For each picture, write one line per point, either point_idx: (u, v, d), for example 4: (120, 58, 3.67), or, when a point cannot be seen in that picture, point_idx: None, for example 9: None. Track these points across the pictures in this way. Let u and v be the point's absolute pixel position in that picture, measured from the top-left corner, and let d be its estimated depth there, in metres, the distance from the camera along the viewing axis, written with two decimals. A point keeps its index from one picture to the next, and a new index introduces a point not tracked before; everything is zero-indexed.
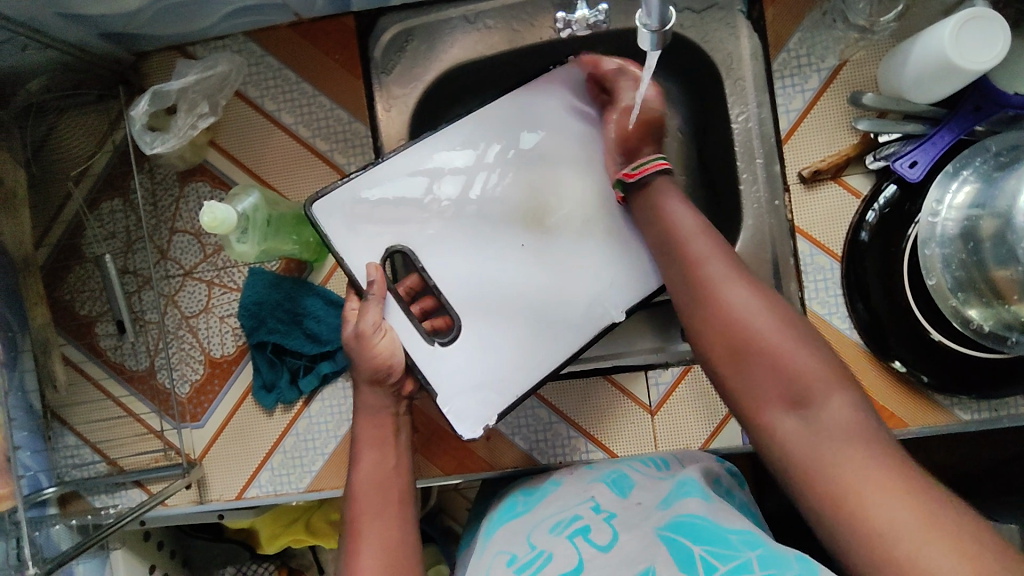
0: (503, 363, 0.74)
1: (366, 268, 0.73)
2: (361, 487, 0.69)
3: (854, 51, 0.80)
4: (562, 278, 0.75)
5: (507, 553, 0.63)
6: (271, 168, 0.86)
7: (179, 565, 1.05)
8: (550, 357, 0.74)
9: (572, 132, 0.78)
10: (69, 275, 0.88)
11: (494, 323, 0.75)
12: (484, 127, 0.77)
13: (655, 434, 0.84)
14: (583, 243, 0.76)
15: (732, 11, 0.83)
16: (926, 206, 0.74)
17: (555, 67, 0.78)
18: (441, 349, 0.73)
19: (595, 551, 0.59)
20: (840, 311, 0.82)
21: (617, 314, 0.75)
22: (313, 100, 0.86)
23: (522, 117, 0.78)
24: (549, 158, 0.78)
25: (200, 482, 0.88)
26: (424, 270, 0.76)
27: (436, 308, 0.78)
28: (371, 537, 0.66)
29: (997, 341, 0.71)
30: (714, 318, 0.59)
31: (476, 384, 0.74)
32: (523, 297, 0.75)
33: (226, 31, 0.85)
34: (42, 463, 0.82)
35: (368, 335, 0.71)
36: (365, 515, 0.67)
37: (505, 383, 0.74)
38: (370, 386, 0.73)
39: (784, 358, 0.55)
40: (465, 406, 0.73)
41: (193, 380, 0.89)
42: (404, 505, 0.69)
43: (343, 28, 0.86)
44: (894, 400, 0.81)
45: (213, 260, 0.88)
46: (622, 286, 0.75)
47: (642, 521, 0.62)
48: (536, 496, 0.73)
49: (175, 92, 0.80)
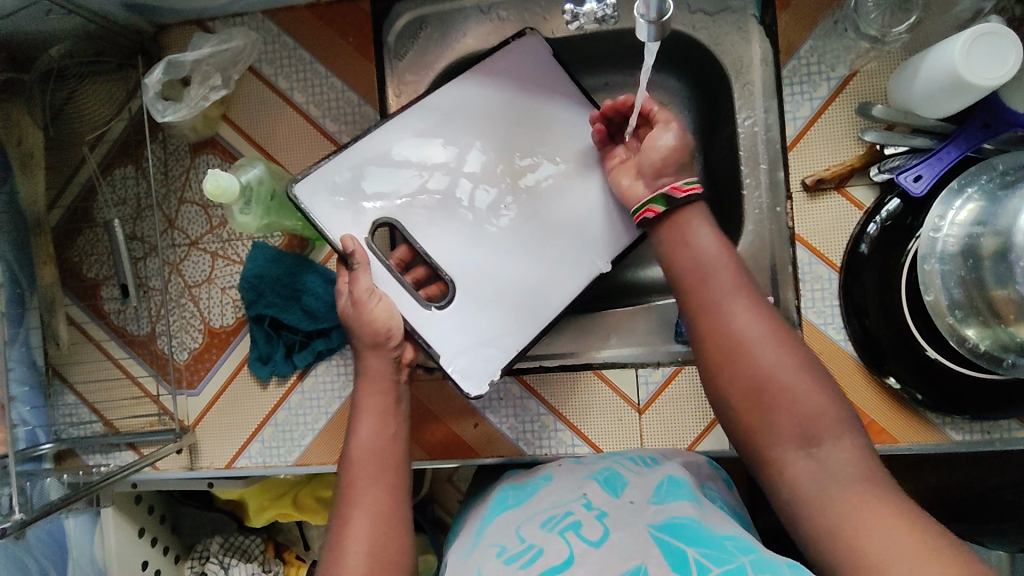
0: (494, 324, 0.76)
1: (342, 238, 0.75)
2: (358, 463, 0.69)
3: (865, 61, 0.80)
4: (553, 229, 0.78)
5: (498, 545, 0.63)
6: (278, 142, 0.88)
7: (168, 531, 1.07)
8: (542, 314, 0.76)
9: (549, 97, 0.80)
10: (80, 237, 0.90)
11: (483, 286, 0.77)
12: (462, 97, 0.79)
13: (642, 433, 0.84)
14: (569, 209, 0.78)
15: (745, 15, 0.84)
16: (928, 221, 0.73)
17: (516, 38, 0.79)
18: (438, 312, 0.76)
19: (586, 546, 0.59)
20: (835, 322, 0.82)
21: (604, 265, 0.77)
22: (325, 80, 0.87)
23: (495, 89, 0.79)
24: (523, 124, 0.80)
25: (191, 448, 0.90)
26: (410, 238, 0.77)
27: (428, 277, 0.80)
28: (366, 504, 0.66)
29: (992, 362, 0.70)
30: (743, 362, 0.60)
31: (474, 341, 0.76)
32: (509, 264, 0.77)
33: (244, 8, 0.86)
34: (41, 419, 0.86)
35: (363, 301, 0.74)
36: (361, 483, 0.68)
37: (503, 338, 0.76)
38: (371, 348, 0.75)
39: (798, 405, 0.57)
40: (470, 364, 0.75)
41: (192, 348, 0.90)
42: (395, 483, 0.69)
43: (359, 12, 0.87)
44: (887, 416, 0.81)
45: (219, 232, 0.89)
46: (608, 237, 0.77)
47: (635, 522, 0.61)
48: (526, 491, 0.74)
49: (190, 63, 0.82)
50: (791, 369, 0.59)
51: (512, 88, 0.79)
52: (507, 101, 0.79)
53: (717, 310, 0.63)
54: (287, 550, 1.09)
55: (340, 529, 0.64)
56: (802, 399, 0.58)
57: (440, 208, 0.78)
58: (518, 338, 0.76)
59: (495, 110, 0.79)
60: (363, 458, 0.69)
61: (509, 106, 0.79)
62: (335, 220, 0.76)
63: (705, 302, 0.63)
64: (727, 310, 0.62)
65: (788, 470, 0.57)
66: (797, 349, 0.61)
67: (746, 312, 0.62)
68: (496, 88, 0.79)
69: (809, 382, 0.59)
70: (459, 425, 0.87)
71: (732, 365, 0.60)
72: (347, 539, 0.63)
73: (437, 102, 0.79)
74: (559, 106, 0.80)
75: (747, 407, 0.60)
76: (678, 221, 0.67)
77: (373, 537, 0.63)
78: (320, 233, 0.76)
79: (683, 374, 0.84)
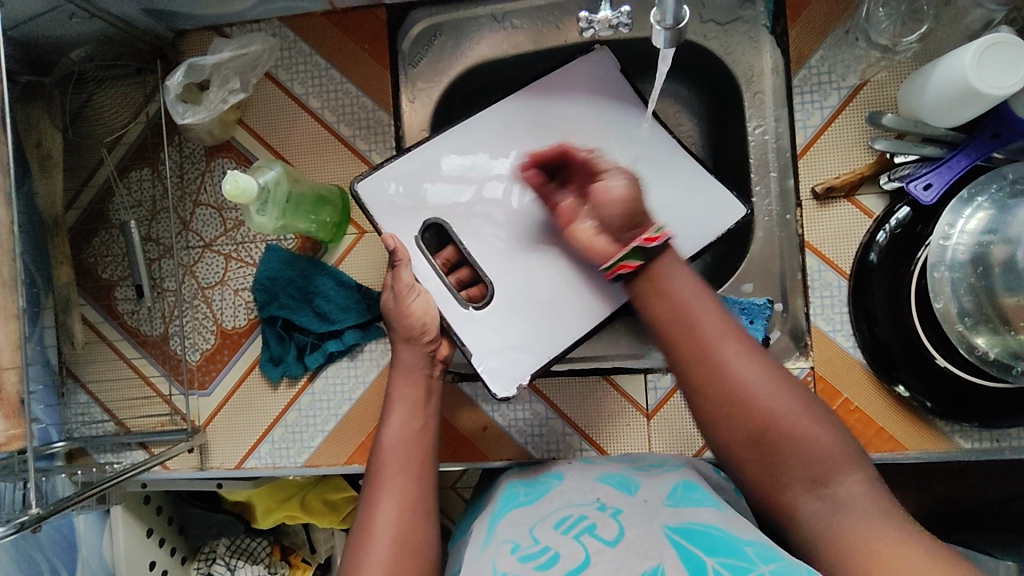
0: (531, 330, 0.76)
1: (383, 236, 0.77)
2: (390, 449, 0.70)
3: (875, 71, 0.80)
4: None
5: (511, 541, 0.64)
6: (294, 147, 0.89)
7: (176, 533, 1.07)
8: (582, 322, 0.76)
9: (599, 117, 0.81)
10: (95, 238, 0.91)
11: (523, 292, 0.77)
12: (520, 108, 0.81)
13: (650, 439, 0.85)
14: None
15: (756, 25, 0.84)
16: (938, 228, 0.73)
17: (588, 54, 0.82)
18: (476, 312, 0.77)
19: (601, 545, 0.60)
20: (845, 329, 0.82)
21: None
22: (339, 86, 0.88)
23: (555, 102, 0.81)
24: (579, 137, 0.81)
25: (203, 448, 0.90)
26: (456, 237, 0.79)
27: (471, 278, 0.80)
28: (394, 491, 0.67)
29: (1002, 370, 0.70)
30: (735, 399, 0.60)
31: (510, 345, 0.76)
32: (554, 272, 0.77)
33: (262, 14, 0.88)
34: (54, 417, 0.88)
35: (403, 294, 0.75)
36: (389, 470, 0.69)
37: (539, 345, 0.76)
38: (406, 342, 0.75)
39: (802, 441, 0.59)
40: (500, 365, 0.76)
41: (204, 349, 0.91)
42: (423, 474, 0.69)
43: (374, 19, 0.88)
44: (895, 425, 0.81)
45: (233, 234, 0.90)
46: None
47: (651, 523, 0.62)
48: (538, 488, 0.74)
49: (210, 66, 0.83)
50: (796, 411, 0.60)
51: (571, 103, 0.81)
52: (559, 117, 0.81)
53: (714, 364, 0.62)
54: (293, 553, 1.09)
55: (368, 514, 0.66)
56: (812, 439, 0.59)
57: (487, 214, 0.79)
58: (555, 347, 0.76)
59: (548, 121, 0.81)
60: (393, 449, 0.70)
61: (566, 120, 0.81)
62: (384, 217, 0.78)
63: (700, 354, 0.62)
64: (726, 362, 0.61)
65: (793, 487, 0.59)
66: (783, 377, 0.62)
67: (743, 361, 0.61)
68: (556, 100, 0.81)
69: (802, 410, 0.60)
70: (467, 428, 0.87)
71: (738, 418, 0.60)
72: (374, 525, 0.65)
73: (494, 115, 0.81)
74: (614, 122, 0.81)
75: (745, 449, 0.61)
76: (658, 266, 0.66)
77: (398, 528, 0.65)
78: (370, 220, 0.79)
79: None
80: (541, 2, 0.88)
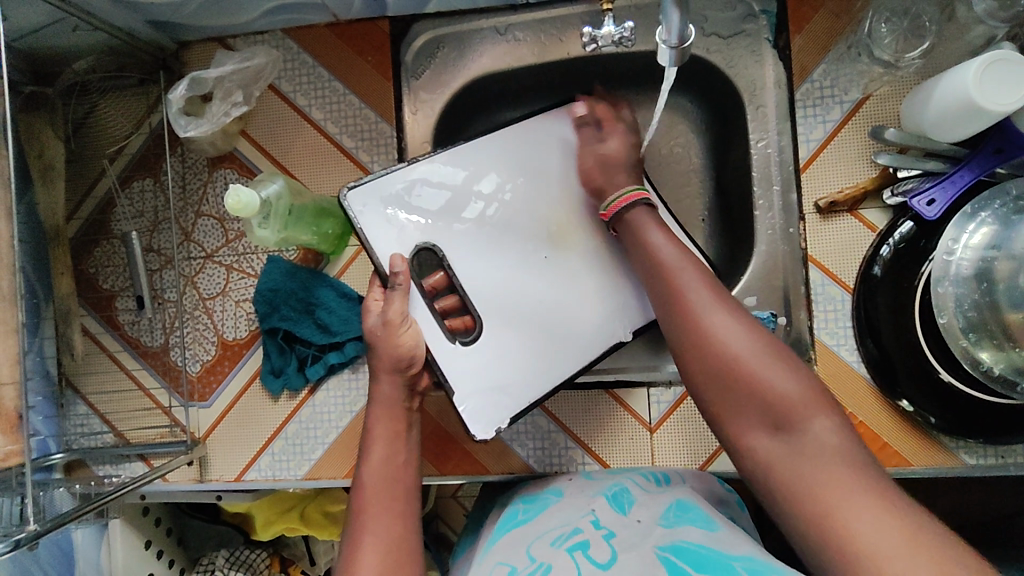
0: (514, 371, 0.75)
1: (389, 257, 0.73)
2: (370, 483, 0.68)
3: (878, 85, 0.81)
4: (580, 293, 0.76)
5: (506, 565, 0.63)
6: (296, 158, 0.89)
7: (175, 544, 1.06)
8: (566, 368, 0.75)
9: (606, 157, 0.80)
10: (96, 249, 0.91)
11: (509, 327, 0.75)
12: (526, 140, 0.78)
13: (653, 451, 0.84)
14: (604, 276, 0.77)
15: (759, 39, 0.84)
16: (942, 243, 0.73)
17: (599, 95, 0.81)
18: (461, 348, 0.74)
19: (594, 568, 0.59)
20: (849, 343, 0.82)
21: (626, 335, 0.76)
22: (343, 98, 0.89)
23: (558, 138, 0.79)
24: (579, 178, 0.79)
25: (201, 460, 0.90)
26: (449, 266, 0.76)
27: (457, 308, 0.77)
28: (376, 530, 0.64)
29: (1008, 386, 0.70)
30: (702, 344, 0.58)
31: (493, 385, 0.74)
32: (540, 310, 0.76)
33: (265, 26, 0.88)
34: (52, 429, 0.87)
35: (395, 324, 0.73)
36: (373, 507, 0.66)
37: (522, 388, 0.74)
38: (390, 372, 0.73)
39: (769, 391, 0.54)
40: (480, 406, 0.74)
41: (204, 360, 0.91)
42: (409, 504, 0.68)
43: (377, 32, 0.88)
44: (898, 439, 0.81)
45: (234, 245, 0.90)
46: (637, 308, 0.76)
47: (642, 545, 0.61)
48: (537, 505, 0.74)
49: (212, 79, 0.83)
50: (760, 354, 0.56)
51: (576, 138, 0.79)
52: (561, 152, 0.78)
53: (681, 303, 0.61)
54: (292, 565, 1.09)
55: (351, 551, 0.63)
56: (770, 381, 0.54)
57: (474, 239, 0.77)
58: (539, 391, 0.75)
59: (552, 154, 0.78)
60: (374, 482, 0.68)
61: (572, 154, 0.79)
62: (378, 239, 0.74)
63: (670, 295, 0.63)
64: (691, 300, 0.61)
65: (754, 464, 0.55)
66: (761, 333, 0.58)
67: (713, 305, 0.60)
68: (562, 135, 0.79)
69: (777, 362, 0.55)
70: (466, 439, 0.87)
71: (694, 356, 0.58)
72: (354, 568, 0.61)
73: (496, 142, 0.78)
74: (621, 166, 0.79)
75: (720, 403, 0.57)
76: (631, 220, 0.70)
77: (383, 559, 0.62)
78: (363, 246, 0.74)
79: None
80: (544, 15, 0.88)
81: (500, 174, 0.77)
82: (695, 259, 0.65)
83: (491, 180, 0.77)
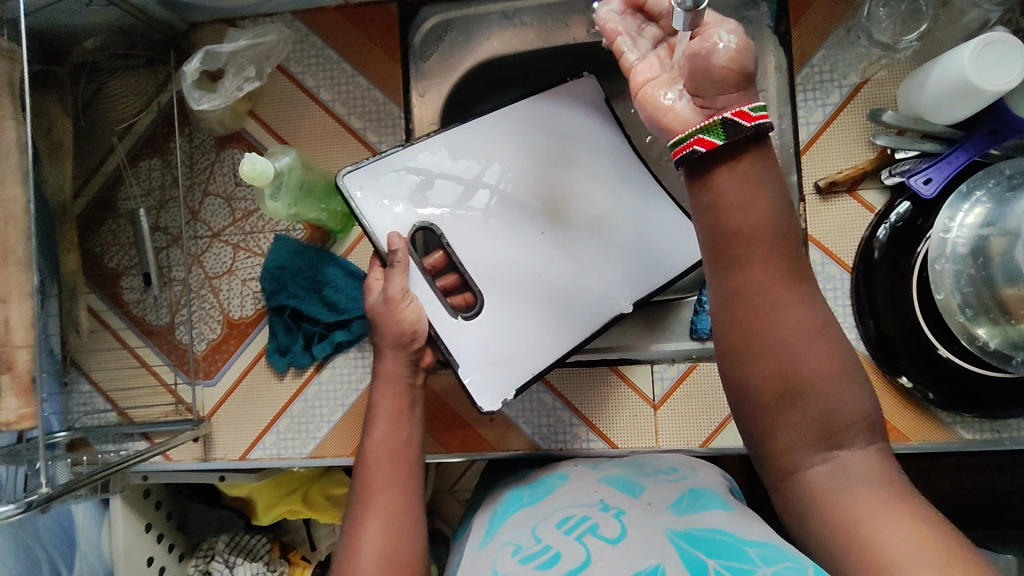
0: (515, 344, 0.74)
1: (388, 236, 0.73)
2: (373, 463, 0.67)
3: (876, 70, 0.83)
4: (581, 269, 0.77)
5: (512, 543, 0.63)
6: (305, 138, 0.90)
7: (174, 528, 1.05)
8: (566, 340, 0.76)
9: (593, 135, 0.81)
10: (102, 228, 0.92)
11: (513, 301, 0.76)
12: (515, 122, 0.79)
13: (657, 428, 0.85)
14: (600, 250, 0.77)
15: (760, 24, 0.87)
16: (938, 222, 0.75)
17: (576, 78, 0.82)
18: (465, 322, 0.74)
19: (603, 544, 0.58)
20: (848, 321, 0.84)
21: (626, 306, 0.77)
22: (351, 79, 0.90)
23: (546, 120, 0.80)
24: (568, 157, 0.80)
25: (207, 438, 0.90)
26: (448, 244, 0.76)
27: (457, 286, 0.79)
28: (382, 507, 0.63)
29: (1002, 360, 0.71)
30: (777, 364, 0.51)
31: (496, 358, 0.74)
32: (543, 285, 0.76)
33: (275, 8, 0.89)
34: (56, 407, 0.87)
35: (396, 300, 0.72)
36: (377, 484, 0.65)
37: (524, 359, 0.74)
38: (393, 347, 0.73)
39: (833, 406, 0.51)
40: (487, 378, 0.73)
41: (210, 339, 0.91)
42: (411, 487, 0.66)
43: (386, 15, 0.90)
44: (897, 414, 0.83)
45: (242, 224, 0.91)
46: (634, 279, 0.77)
47: (654, 526, 0.60)
48: (541, 488, 0.74)
49: (226, 54, 0.84)
50: (826, 367, 0.51)
51: (563, 120, 0.80)
52: (547, 136, 0.79)
53: (758, 300, 0.51)
54: (293, 551, 1.09)
55: (354, 530, 0.62)
56: (838, 407, 0.51)
57: (471, 219, 0.77)
58: (541, 362, 0.75)
59: (543, 135, 0.79)
60: (377, 455, 0.67)
61: (560, 134, 0.80)
62: (376, 218, 0.74)
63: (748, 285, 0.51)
64: (770, 299, 0.51)
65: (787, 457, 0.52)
66: (832, 342, 0.52)
67: (791, 308, 0.51)
68: (550, 115, 0.80)
69: (833, 373, 0.51)
70: (473, 417, 0.88)
71: (767, 367, 0.51)
72: (357, 543, 0.61)
73: (488, 124, 0.78)
74: (611, 141, 0.81)
75: (775, 415, 0.52)
76: (744, 174, 0.51)
77: (387, 540, 0.61)
78: (361, 226, 0.74)
79: (699, 370, 0.85)
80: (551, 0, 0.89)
81: (492, 154, 0.78)
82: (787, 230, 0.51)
83: (485, 161, 0.78)
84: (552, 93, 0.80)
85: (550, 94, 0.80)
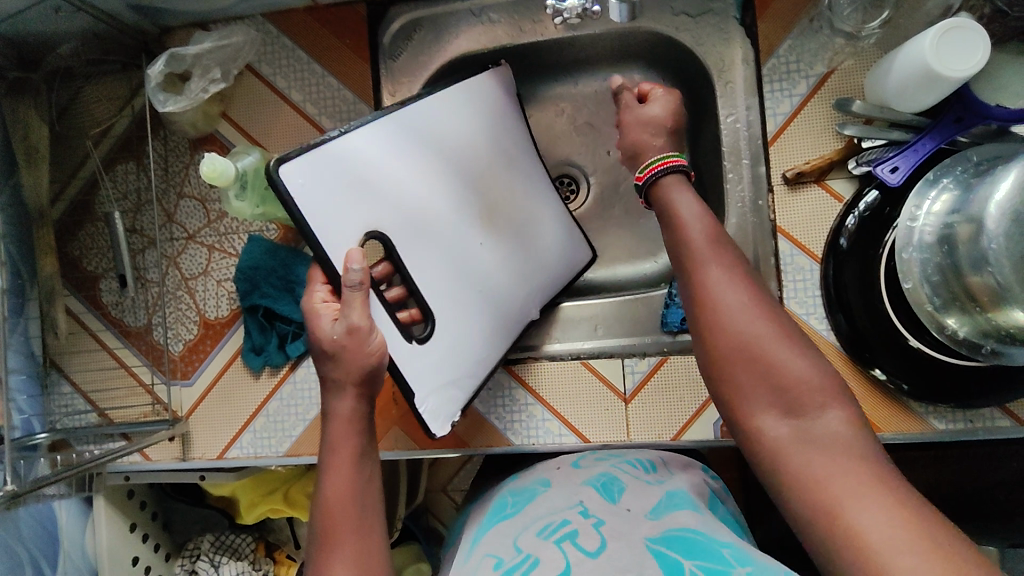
0: (458, 358, 0.78)
1: (345, 256, 0.66)
2: (342, 498, 0.65)
3: (842, 59, 0.83)
4: (512, 276, 0.84)
5: (494, 556, 0.60)
6: (272, 137, 0.91)
7: (160, 528, 1.07)
8: (495, 346, 0.83)
9: (518, 147, 0.88)
10: (80, 231, 0.92)
11: (461, 309, 0.78)
12: (460, 116, 0.79)
13: (629, 424, 0.85)
14: (521, 255, 0.86)
15: (726, 17, 0.87)
16: (905, 211, 0.74)
17: (499, 70, 0.85)
18: (420, 348, 0.73)
19: (582, 555, 0.57)
20: (818, 312, 0.84)
21: (533, 312, 0.88)
22: (321, 80, 0.90)
23: (488, 119, 0.83)
24: (499, 162, 0.84)
25: (184, 438, 0.91)
26: (397, 258, 0.72)
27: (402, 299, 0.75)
28: (351, 542, 0.62)
29: (971, 350, 0.70)
30: (721, 334, 0.59)
31: (447, 381, 0.77)
32: (482, 287, 0.81)
33: (245, 10, 0.90)
34: (36, 408, 0.85)
35: (361, 332, 0.67)
36: (351, 516, 0.63)
37: (463, 377, 0.79)
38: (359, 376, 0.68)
39: (778, 365, 0.57)
40: (438, 405, 0.76)
41: (186, 340, 0.92)
42: (374, 524, 0.65)
43: (353, 14, 0.90)
44: (869, 406, 0.82)
45: (215, 225, 0.92)
46: (542, 290, 0.89)
47: (631, 533, 0.60)
48: (525, 496, 0.72)
49: (191, 57, 0.86)
50: (778, 339, 0.57)
51: (500, 123, 0.85)
52: (489, 135, 0.83)
53: (696, 280, 0.61)
54: (278, 549, 1.11)
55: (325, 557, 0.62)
56: (784, 362, 0.56)
57: (428, 222, 0.75)
58: (477, 375, 0.81)
59: (483, 136, 0.82)
60: (345, 498, 0.65)
61: (495, 137, 0.84)
62: (328, 226, 0.66)
63: (689, 268, 0.62)
64: (708, 276, 0.61)
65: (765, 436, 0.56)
66: (770, 309, 0.59)
67: (726, 285, 0.60)
68: (485, 112, 0.83)
69: (781, 340, 0.57)
70: None
71: (706, 333, 0.60)
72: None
73: (441, 115, 0.77)
74: (520, 155, 0.88)
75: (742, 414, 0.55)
76: (671, 199, 0.66)
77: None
78: (307, 237, 0.64)
79: (671, 363, 0.85)
80: None
81: (440, 150, 0.77)
82: (715, 228, 0.64)
83: (432, 154, 0.76)
84: (493, 92, 0.84)
85: (488, 94, 0.84)
